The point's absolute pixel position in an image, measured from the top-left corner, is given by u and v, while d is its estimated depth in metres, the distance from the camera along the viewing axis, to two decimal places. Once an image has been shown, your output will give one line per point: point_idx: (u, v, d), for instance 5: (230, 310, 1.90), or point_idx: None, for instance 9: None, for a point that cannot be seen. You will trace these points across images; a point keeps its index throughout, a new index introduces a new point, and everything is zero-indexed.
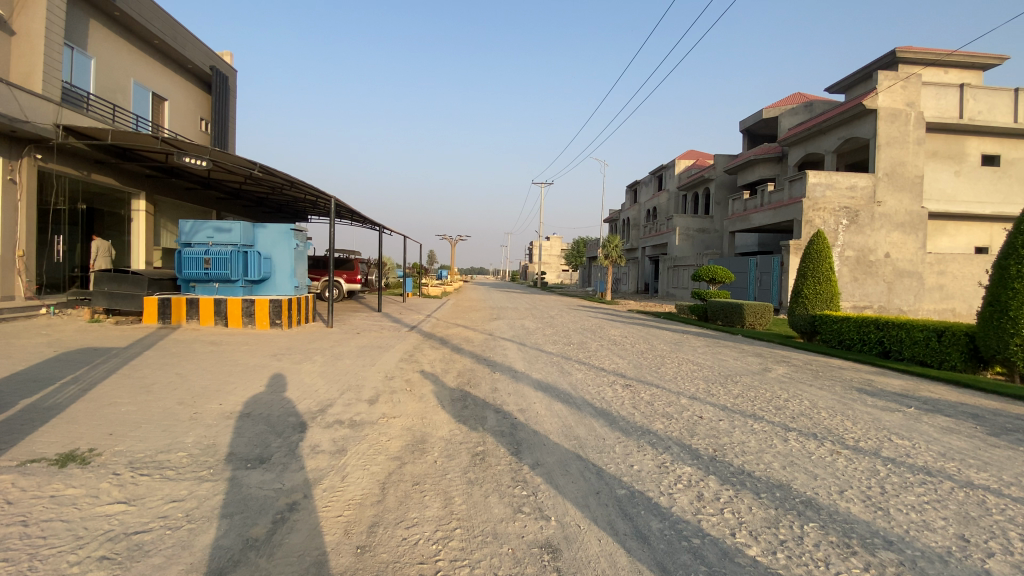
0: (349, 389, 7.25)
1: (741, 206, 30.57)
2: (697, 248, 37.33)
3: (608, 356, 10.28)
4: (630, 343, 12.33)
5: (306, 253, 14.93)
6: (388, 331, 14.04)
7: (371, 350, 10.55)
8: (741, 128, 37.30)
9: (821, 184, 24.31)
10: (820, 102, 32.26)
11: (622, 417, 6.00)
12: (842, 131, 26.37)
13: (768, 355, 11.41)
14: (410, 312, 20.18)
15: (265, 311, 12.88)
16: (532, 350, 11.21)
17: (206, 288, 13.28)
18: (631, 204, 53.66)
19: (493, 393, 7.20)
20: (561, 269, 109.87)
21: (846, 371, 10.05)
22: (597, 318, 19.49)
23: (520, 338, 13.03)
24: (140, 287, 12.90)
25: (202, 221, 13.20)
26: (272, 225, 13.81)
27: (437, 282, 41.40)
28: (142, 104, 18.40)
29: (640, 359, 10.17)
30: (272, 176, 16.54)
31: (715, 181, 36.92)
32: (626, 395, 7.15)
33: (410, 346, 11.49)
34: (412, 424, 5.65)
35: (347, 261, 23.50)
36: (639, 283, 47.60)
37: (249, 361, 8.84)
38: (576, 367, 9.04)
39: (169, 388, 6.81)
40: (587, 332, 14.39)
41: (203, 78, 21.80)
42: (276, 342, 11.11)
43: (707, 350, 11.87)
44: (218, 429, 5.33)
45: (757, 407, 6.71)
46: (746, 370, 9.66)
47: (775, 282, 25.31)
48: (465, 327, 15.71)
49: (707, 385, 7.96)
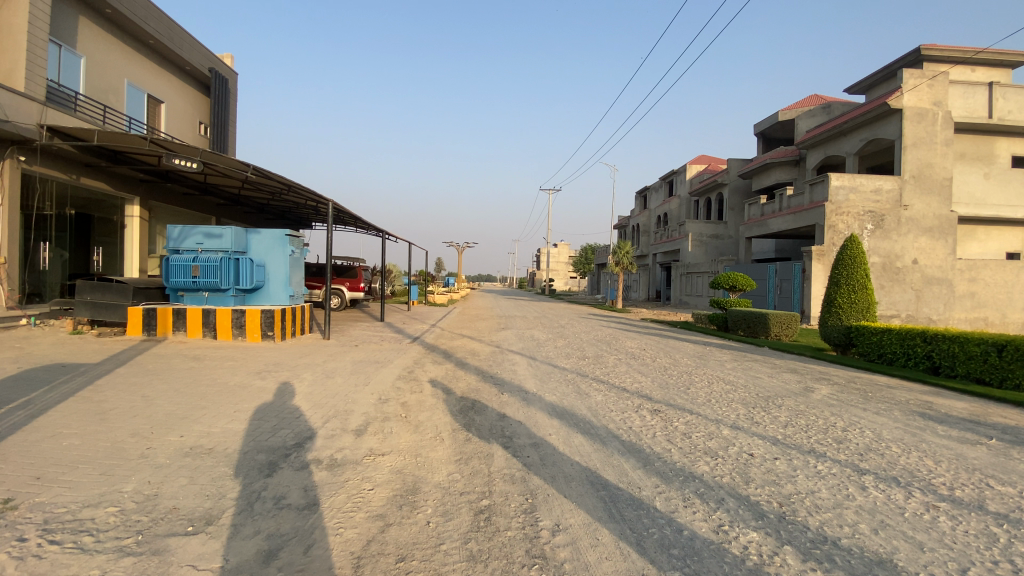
0: (336, 416, 6.28)
1: (758, 211, 29.49)
2: (711, 255, 36.22)
3: (628, 374, 9.25)
4: (649, 358, 11.26)
5: (303, 259, 14.02)
6: (388, 343, 13.10)
7: (367, 366, 9.60)
8: (755, 132, 36.26)
9: (844, 187, 23.18)
10: (838, 104, 31.16)
11: (657, 456, 4.99)
12: (864, 132, 25.20)
13: (804, 372, 10.31)
14: (414, 322, 19.26)
15: (256, 322, 12.00)
16: (544, 365, 10.19)
17: (195, 298, 12.39)
18: (641, 210, 52.70)
19: (500, 419, 6.21)
20: (569, 277, 108.87)
21: (897, 391, 8.93)
22: (610, 328, 18.44)
23: (530, 352, 12.01)
24: (124, 296, 12.06)
25: (191, 226, 12.38)
26: (266, 230, 12.96)
27: (445, 290, 40.60)
28: (137, 106, 17.74)
29: (663, 377, 9.13)
30: (269, 179, 15.68)
31: (729, 186, 35.87)
32: (655, 424, 6.12)
33: (410, 360, 10.50)
34: (404, 464, 4.66)
35: (350, 269, 22.69)
36: (650, 290, 46.50)
37: (230, 380, 7.92)
38: (593, 387, 8.02)
39: (129, 414, 5.88)
40: (601, 344, 13.36)
41: (202, 80, 21.16)
42: (266, 356, 10.21)
43: (735, 366, 10.80)
44: (167, 472, 4.36)
45: (813, 441, 5.64)
46: (783, 390, 8.59)
47: (797, 290, 24.18)
48: (470, 338, 14.73)
49: (745, 411, 6.91)
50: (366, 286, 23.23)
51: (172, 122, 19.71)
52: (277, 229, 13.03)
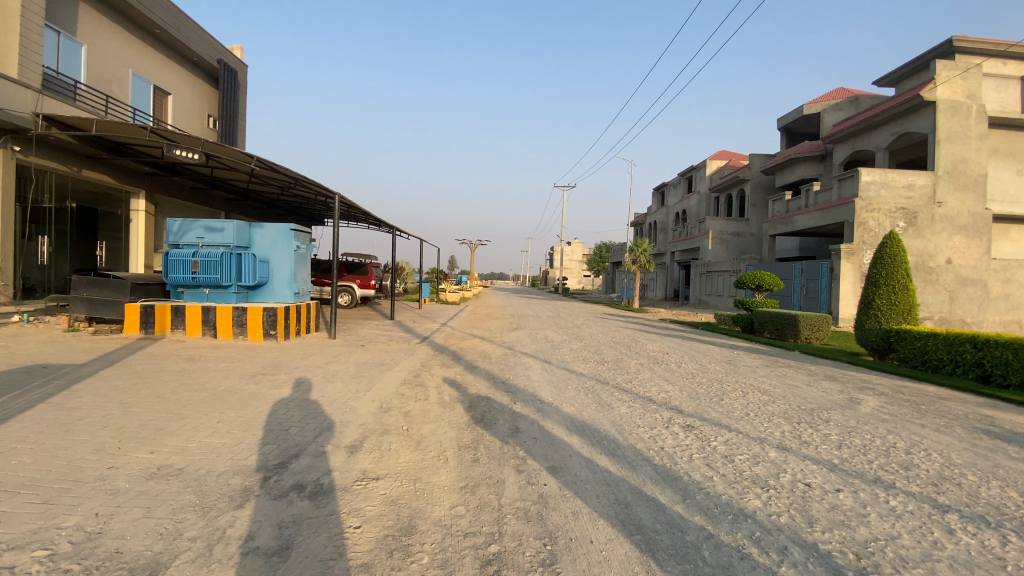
0: (330, 428, 5.62)
1: (783, 208, 28.39)
2: (732, 253, 35.14)
3: (651, 382, 8.50)
4: (672, 363, 10.46)
5: (309, 256, 13.46)
6: (395, 343, 12.46)
7: (370, 369, 8.96)
8: (778, 126, 35.02)
9: (875, 182, 22.01)
10: (867, 96, 29.85)
11: (698, 487, 4.25)
12: (895, 126, 23.97)
13: (842, 381, 9.44)
14: (424, 320, 18.64)
15: (258, 321, 11.39)
16: (559, 369, 9.47)
17: (195, 295, 11.87)
18: (658, 208, 51.65)
19: (512, 434, 5.51)
20: (583, 276, 107.86)
21: (951, 404, 8.03)
22: (629, 329, 17.65)
23: (543, 355, 11.28)
24: (122, 293, 11.60)
25: (192, 219, 11.83)
26: (270, 225, 12.42)
27: (458, 288, 40.01)
28: (143, 98, 17.38)
29: (690, 385, 8.36)
30: (275, 172, 15.15)
31: (751, 182, 34.74)
32: (691, 444, 5.36)
33: (416, 363, 9.85)
34: (401, 493, 3.99)
35: (360, 266, 22.16)
36: (668, 289, 45.48)
37: (220, 384, 7.33)
38: (614, 397, 7.28)
39: (98, 426, 5.30)
40: (619, 347, 12.59)
41: (210, 72, 20.78)
42: (263, 357, 9.63)
43: (767, 373, 9.96)
44: (122, 502, 3.75)
45: (876, 467, 4.84)
46: (824, 401, 7.75)
47: (824, 291, 23.10)
48: (481, 339, 14.04)
49: (788, 428, 6.13)
50: (376, 283, 22.68)
51: (180, 115, 19.35)
52: (281, 224, 12.48)
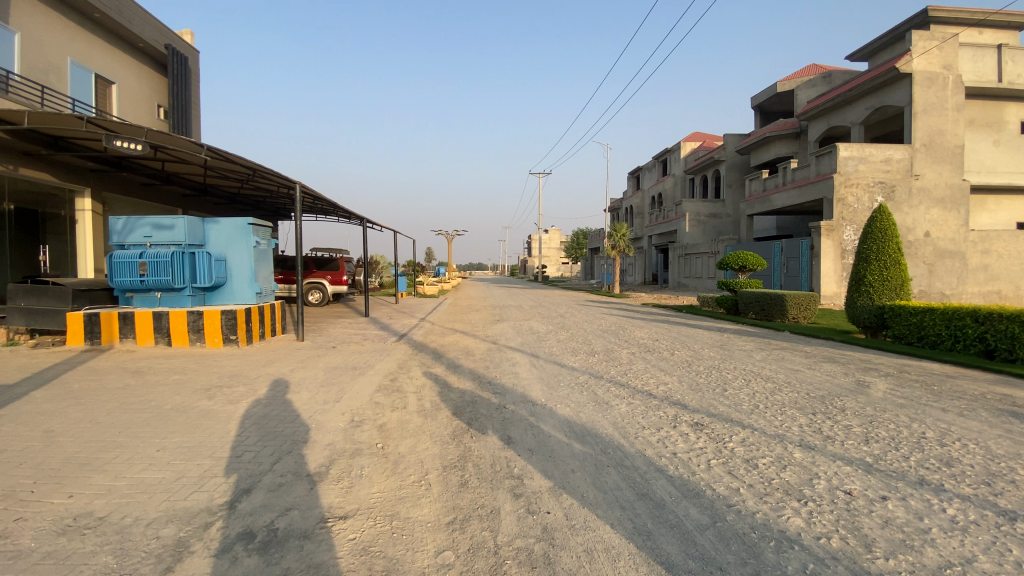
0: (293, 450, 4.83)
1: (760, 186, 28.22)
2: (709, 235, 35.06)
3: (649, 373, 7.91)
4: (665, 351, 9.90)
5: (271, 252, 12.47)
6: (371, 343, 11.63)
7: (341, 375, 8.12)
8: (753, 105, 34.86)
9: (853, 157, 21.88)
10: (840, 72, 29.80)
11: (726, 503, 3.62)
12: (870, 99, 23.85)
13: (844, 363, 9.00)
14: (401, 316, 17.77)
15: (216, 325, 10.41)
16: (549, 364, 8.80)
17: (146, 301, 10.81)
18: (633, 191, 51.41)
19: (503, 446, 4.81)
20: (561, 262, 107.68)
21: (963, 382, 7.65)
22: (613, 316, 17.12)
23: (529, 348, 10.60)
24: (63, 301, 10.39)
25: (137, 217, 10.75)
26: (225, 220, 11.42)
27: (435, 280, 39.07)
28: (84, 88, 15.86)
29: (689, 375, 7.79)
30: (231, 163, 14.01)
31: (726, 163, 34.59)
32: (705, 447, 4.74)
33: (393, 364, 9.04)
34: (375, 536, 3.26)
35: (331, 261, 21.10)
36: (646, 273, 45.35)
37: (168, 402, 6.40)
38: (612, 393, 6.64)
39: (10, 464, 4.38)
40: (608, 336, 11.99)
41: (157, 58, 19.24)
42: (222, 366, 8.70)
43: (765, 357, 9.49)
44: (19, 572, 2.92)
45: (914, 466, 4.32)
46: (833, 386, 7.27)
47: (805, 269, 22.97)
48: (462, 334, 13.28)
49: (804, 420, 5.57)
50: (348, 279, 21.64)
51: (126, 106, 17.86)
52: (238, 218, 11.49)
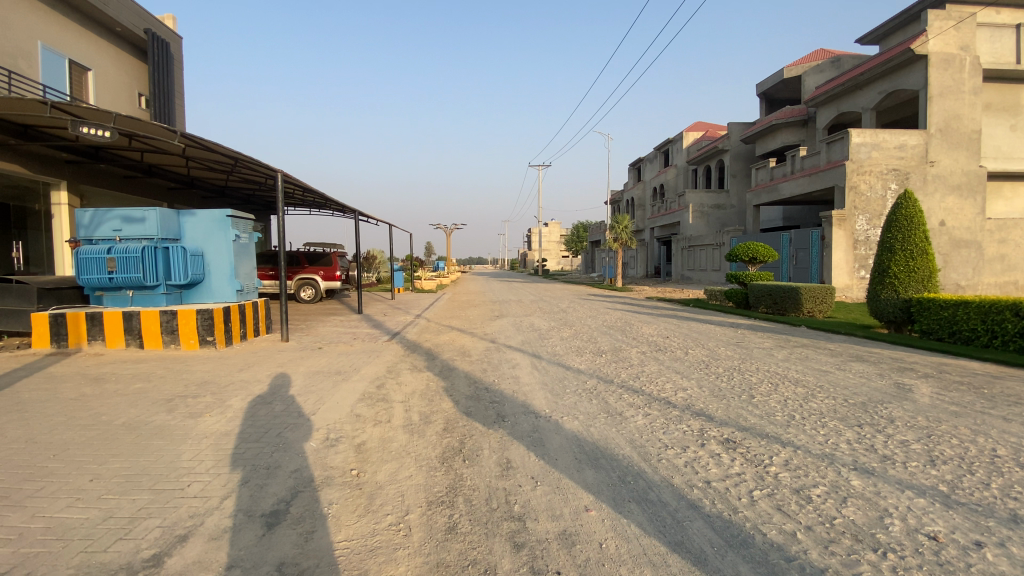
0: (251, 479, 4.05)
1: (766, 175, 27.40)
2: (713, 226, 34.26)
3: (664, 377, 7.13)
4: (677, 350, 9.12)
5: (253, 246, 11.69)
6: (360, 343, 10.84)
7: (323, 381, 7.32)
8: (758, 92, 33.92)
9: (866, 144, 20.99)
10: (848, 57, 28.84)
11: (787, 558, 2.84)
12: (882, 84, 22.94)
13: (875, 362, 8.22)
14: (395, 313, 16.97)
15: (191, 326, 9.59)
16: (552, 366, 8.01)
17: (117, 300, 10.02)
18: (635, 183, 50.62)
19: (501, 472, 4.03)
20: (561, 256, 106.91)
21: (1012, 384, 6.88)
22: (618, 311, 16.35)
23: (530, 347, 9.81)
24: (28, 301, 9.60)
25: (105, 209, 9.93)
26: (201, 212, 10.63)
27: (434, 275, 38.37)
28: (58, 75, 15.01)
29: (706, 379, 7.01)
30: (212, 152, 13.21)
31: (730, 152, 33.76)
32: (743, 473, 3.99)
33: (382, 368, 8.25)
34: None
35: (323, 256, 20.28)
36: (648, 266, 44.62)
37: (121, 416, 5.62)
38: (624, 402, 5.86)
39: None
40: (614, 333, 11.21)
41: (137, 44, 18.35)
42: (194, 371, 7.90)
43: (787, 356, 8.70)
44: None
45: (1001, 497, 3.54)
46: (871, 392, 6.47)
47: (815, 260, 22.14)
48: (458, 332, 12.49)
49: (851, 436, 4.80)
50: (342, 274, 20.85)
51: (105, 94, 17.03)
52: (216, 210, 10.71)
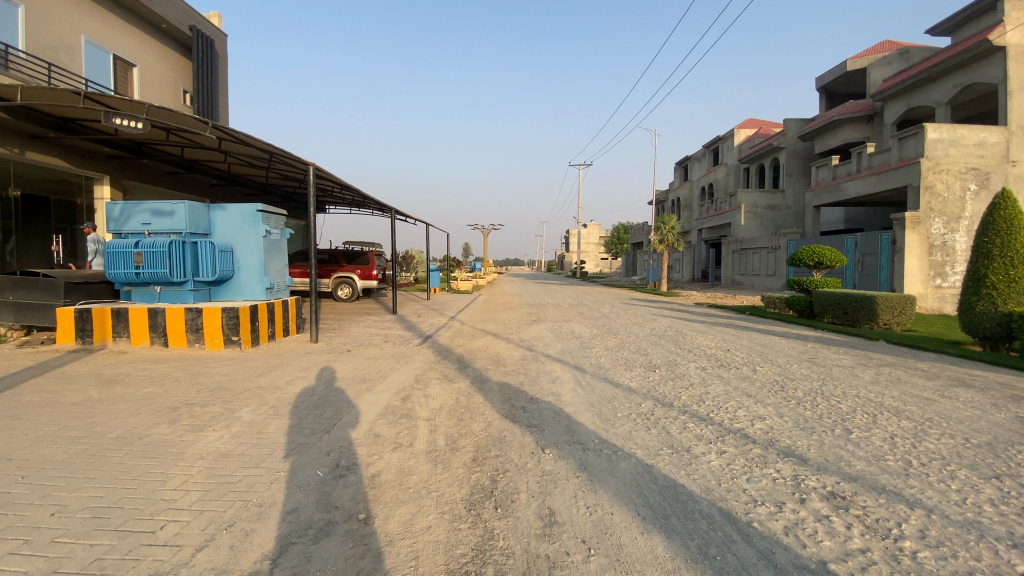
0: (238, 523, 3.32)
1: (829, 174, 25.48)
2: (767, 229, 32.33)
3: (733, 401, 6.06)
4: (742, 367, 7.98)
5: (285, 243, 11.25)
6: (390, 346, 10.18)
7: (345, 391, 6.63)
8: (817, 86, 31.73)
9: (943, 140, 18.83)
10: (921, 47, 26.44)
11: None
12: (957, 77, 20.67)
13: (983, 389, 6.86)
14: (430, 314, 16.38)
15: (216, 325, 9.12)
16: (597, 381, 7.07)
17: (146, 296, 9.74)
18: (681, 183, 48.79)
19: (541, 531, 3.15)
20: (601, 258, 104.93)
21: None
22: (666, 318, 15.19)
23: (571, 358, 8.87)
24: (54, 295, 9.42)
25: (135, 202, 9.65)
26: (232, 206, 10.23)
27: (472, 276, 37.87)
28: (101, 70, 15.14)
29: (783, 406, 5.90)
30: (247, 146, 12.96)
31: (786, 150, 31.77)
32: (867, 548, 2.95)
33: (409, 377, 7.50)
34: None
35: (360, 255, 19.94)
36: (695, 270, 42.82)
37: (118, 427, 5.07)
38: (691, 434, 4.88)
39: None
40: (666, 344, 10.14)
41: (181, 41, 18.52)
42: (211, 373, 7.38)
43: (875, 378, 7.41)
44: None
45: None
46: (998, 428, 5.21)
47: (885, 266, 20.20)
48: (494, 336, 11.71)
49: (994, 493, 3.64)
50: (378, 273, 20.46)
51: (148, 89, 17.22)
52: (245, 204, 10.29)
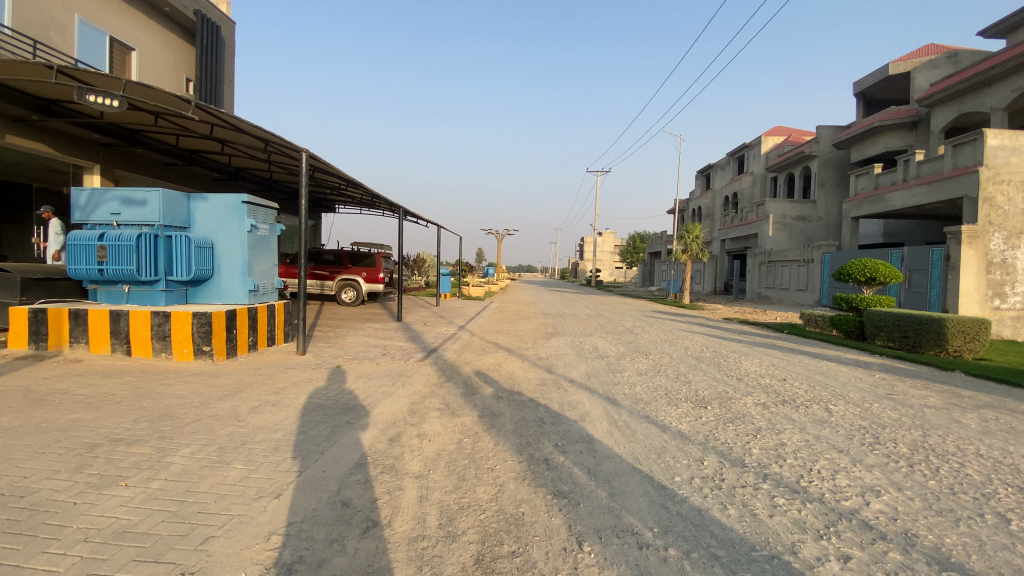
0: None
1: (869, 183, 23.77)
2: (796, 240, 30.56)
3: (823, 460, 4.56)
4: (814, 407, 6.44)
5: (275, 240, 10.04)
6: (387, 361, 8.83)
7: (320, 424, 5.25)
8: (855, 92, 29.98)
9: (1005, 147, 17.09)
10: (970, 51, 24.58)
11: None
12: (1018, 80, 18.89)
13: None
14: (438, 323, 15.02)
15: (185, 333, 7.83)
16: (635, 422, 5.60)
17: (113, 296, 8.53)
18: (703, 192, 47.13)
19: None
20: (616, 267, 102.91)
21: None
22: (700, 336, 13.64)
23: (599, 385, 7.40)
24: (10, 292, 8.26)
25: (105, 188, 8.44)
26: (214, 196, 9.02)
27: (485, 282, 36.55)
28: (97, 52, 14.15)
29: (893, 470, 4.36)
30: (241, 134, 11.80)
31: (819, 159, 30.03)
32: None
33: (404, 406, 6.09)
34: None
35: (367, 257, 18.76)
36: (717, 282, 41.10)
37: (3, 475, 3.76)
38: (789, 524, 3.38)
39: None
40: (709, 371, 8.62)
41: (186, 25, 17.54)
42: (163, 394, 6.06)
43: (986, 426, 5.82)
44: None
45: None
46: None
47: (936, 284, 18.43)
48: (507, 352, 10.28)
49: None
50: (386, 276, 19.20)
51: (148, 76, 16.23)
52: (230, 195, 9.06)
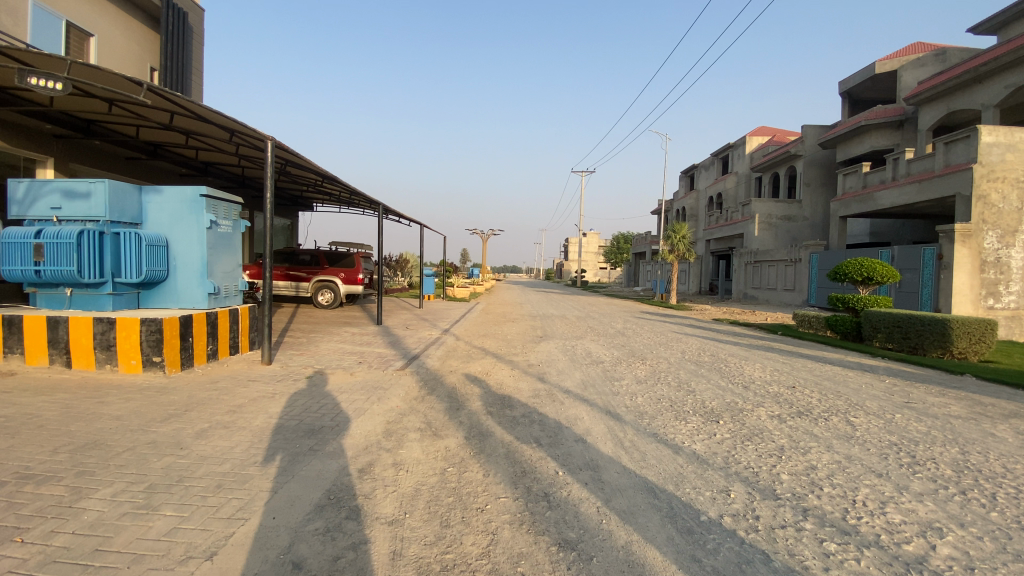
0: None
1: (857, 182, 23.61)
2: (782, 240, 30.38)
3: (865, 488, 3.94)
4: (835, 420, 5.83)
5: (239, 237, 9.20)
6: (363, 371, 8.04)
7: (279, 451, 4.46)
8: (840, 91, 29.90)
9: (999, 144, 16.91)
10: (956, 49, 24.59)
11: None
12: (1010, 76, 18.74)
13: None
14: (419, 327, 14.21)
15: (133, 342, 6.97)
16: (643, 441, 4.92)
17: (53, 300, 7.61)
18: (687, 192, 46.98)
19: None
20: (599, 268, 102.86)
21: None
22: (694, 339, 13.05)
23: (597, 396, 6.73)
24: None
25: (45, 180, 7.51)
26: (170, 189, 8.15)
27: (468, 283, 35.75)
28: (53, 39, 13.09)
29: (947, 500, 3.76)
30: (203, 123, 10.88)
31: (804, 158, 29.87)
32: None
33: (379, 426, 5.33)
34: None
35: (345, 256, 17.87)
36: (702, 282, 40.88)
37: None
38: None
39: None
40: (712, 378, 8.00)
41: (150, 11, 16.44)
42: (97, 415, 5.21)
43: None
44: None
45: None
46: None
47: (928, 283, 18.23)
48: (494, 359, 9.57)
49: None
50: (365, 278, 18.31)
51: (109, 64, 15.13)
52: (186, 187, 8.20)
